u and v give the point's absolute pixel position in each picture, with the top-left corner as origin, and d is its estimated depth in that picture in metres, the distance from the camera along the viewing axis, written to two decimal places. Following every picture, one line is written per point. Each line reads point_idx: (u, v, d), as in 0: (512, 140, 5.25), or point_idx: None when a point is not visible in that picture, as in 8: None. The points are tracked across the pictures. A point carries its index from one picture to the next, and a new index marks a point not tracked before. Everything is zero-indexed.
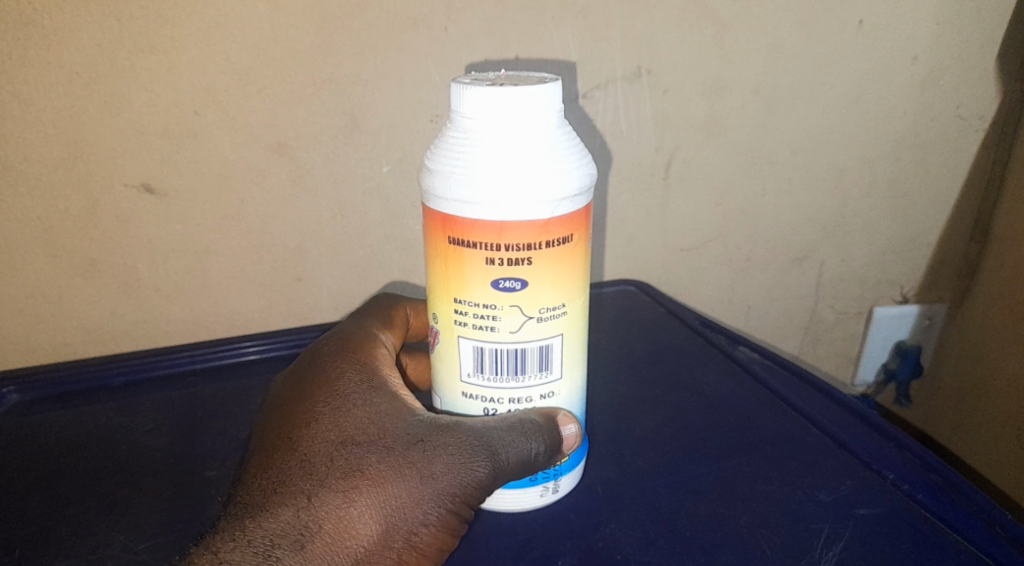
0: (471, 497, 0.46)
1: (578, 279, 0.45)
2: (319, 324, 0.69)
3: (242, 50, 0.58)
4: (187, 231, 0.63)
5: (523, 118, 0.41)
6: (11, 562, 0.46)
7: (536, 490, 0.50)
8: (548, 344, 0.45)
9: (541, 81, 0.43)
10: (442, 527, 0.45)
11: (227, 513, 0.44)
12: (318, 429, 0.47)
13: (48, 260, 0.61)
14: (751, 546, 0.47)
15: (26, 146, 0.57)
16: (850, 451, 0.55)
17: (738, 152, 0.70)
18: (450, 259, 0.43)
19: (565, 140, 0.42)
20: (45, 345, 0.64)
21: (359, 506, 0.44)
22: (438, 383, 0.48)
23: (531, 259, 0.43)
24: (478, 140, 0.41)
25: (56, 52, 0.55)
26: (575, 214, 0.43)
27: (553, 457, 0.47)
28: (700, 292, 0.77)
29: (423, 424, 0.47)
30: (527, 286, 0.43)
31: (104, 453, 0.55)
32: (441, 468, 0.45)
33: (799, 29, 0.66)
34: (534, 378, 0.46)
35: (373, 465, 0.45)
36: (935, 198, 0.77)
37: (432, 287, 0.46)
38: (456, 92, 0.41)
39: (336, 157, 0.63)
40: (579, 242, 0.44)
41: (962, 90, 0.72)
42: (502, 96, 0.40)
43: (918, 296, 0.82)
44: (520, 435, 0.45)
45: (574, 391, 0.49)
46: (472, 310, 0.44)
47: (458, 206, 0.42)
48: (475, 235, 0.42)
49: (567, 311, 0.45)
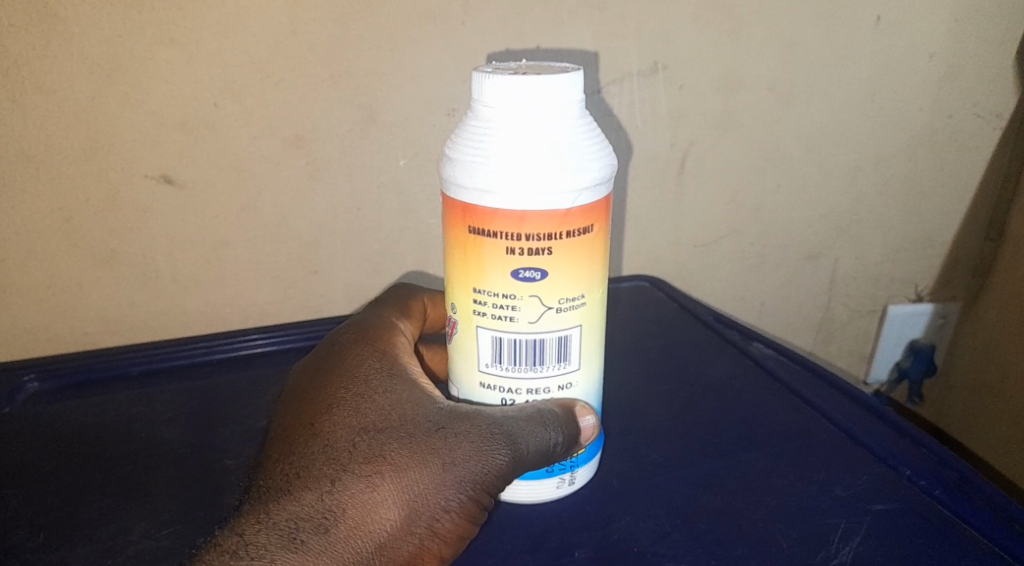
0: (492, 485, 0.46)
1: (597, 270, 0.45)
2: (334, 316, 0.69)
3: (260, 43, 0.58)
4: (205, 222, 0.63)
5: (544, 110, 0.41)
6: (34, 547, 0.47)
7: (553, 481, 0.50)
8: (567, 335, 0.45)
9: (562, 71, 0.43)
10: (463, 514, 0.45)
11: (250, 499, 0.45)
12: (340, 416, 0.47)
13: (66, 250, 0.62)
14: (765, 539, 0.48)
15: (48, 137, 0.58)
16: (867, 446, 0.55)
17: (753, 148, 0.70)
18: (470, 249, 0.44)
19: (586, 131, 0.42)
20: (63, 335, 0.65)
21: (382, 491, 0.44)
22: (456, 374, 0.49)
23: (551, 249, 0.43)
24: (499, 128, 0.41)
25: (77, 43, 0.56)
26: (595, 205, 0.43)
27: (571, 448, 0.47)
28: (713, 288, 0.77)
29: (443, 412, 0.47)
30: (547, 276, 0.44)
31: (125, 440, 0.56)
32: (462, 456, 0.45)
33: (815, 24, 0.66)
34: (552, 369, 0.46)
35: (395, 451, 0.45)
36: (950, 196, 0.77)
37: (450, 277, 0.46)
38: (477, 81, 0.42)
39: (352, 150, 0.63)
40: (598, 233, 0.44)
41: (979, 87, 0.72)
42: (521, 84, 0.40)
43: (932, 294, 0.82)
44: (539, 424, 0.45)
45: (592, 383, 0.49)
46: (491, 300, 0.44)
47: (478, 195, 0.42)
48: (495, 224, 0.42)
49: (586, 302, 0.45)
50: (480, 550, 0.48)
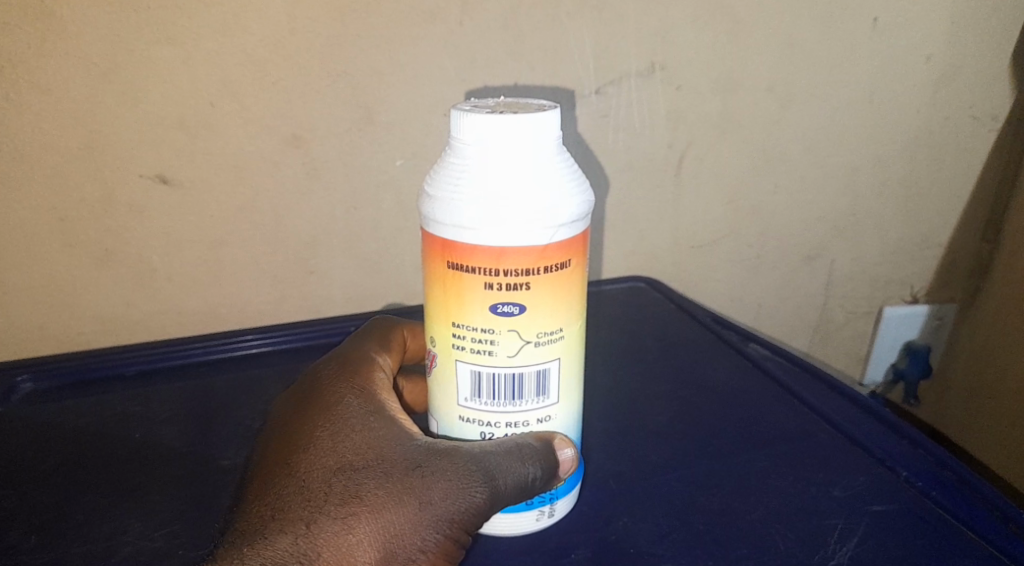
0: (470, 523, 0.45)
1: (575, 304, 0.45)
2: (330, 317, 0.69)
3: (259, 43, 0.58)
4: (201, 222, 0.63)
5: (523, 147, 0.40)
6: (29, 547, 0.46)
7: (531, 514, 0.48)
8: (545, 368, 0.45)
9: (540, 109, 0.43)
10: (441, 553, 0.44)
11: (225, 541, 0.44)
12: (317, 455, 0.46)
13: (62, 249, 0.62)
14: (765, 538, 0.48)
15: (44, 136, 0.58)
16: (864, 449, 0.55)
17: (750, 149, 0.70)
18: (449, 283, 0.43)
19: (564, 168, 0.42)
20: (59, 334, 0.65)
21: (358, 533, 0.43)
22: (435, 406, 0.48)
23: (529, 284, 0.43)
24: (476, 165, 0.41)
25: (74, 42, 0.55)
26: (573, 240, 0.43)
27: (550, 482, 0.46)
28: (709, 288, 0.77)
29: (420, 450, 0.46)
30: (525, 311, 0.43)
31: (120, 441, 0.55)
32: (439, 495, 0.45)
33: (814, 26, 0.66)
34: (530, 403, 0.46)
35: (371, 492, 0.44)
36: (946, 197, 0.77)
37: (429, 310, 0.45)
38: (454, 119, 0.41)
39: (349, 150, 0.63)
40: (576, 268, 0.44)
41: (976, 89, 0.72)
42: (498, 122, 0.40)
43: (928, 296, 0.82)
44: (518, 460, 0.45)
45: (571, 415, 0.48)
46: (470, 334, 0.44)
47: (456, 232, 0.41)
48: (474, 259, 0.42)
49: (564, 336, 0.45)
50: (479, 552, 0.48)
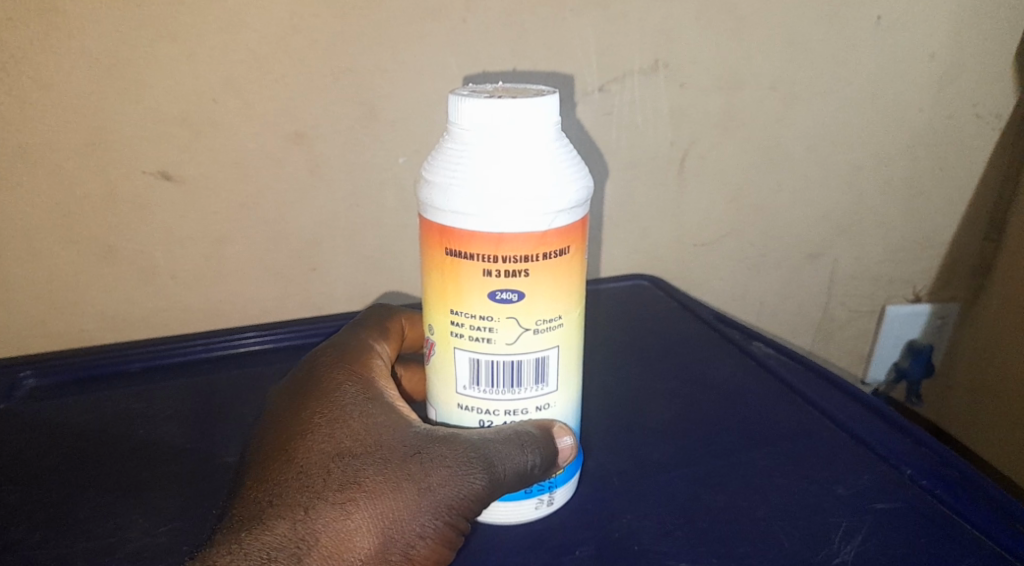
0: (468, 509, 0.45)
1: (574, 291, 0.45)
2: (333, 314, 0.69)
3: (262, 39, 0.58)
4: (204, 219, 0.63)
5: (522, 132, 0.40)
6: (32, 543, 0.46)
7: (531, 502, 0.48)
8: (544, 356, 0.45)
9: (539, 94, 0.43)
10: (439, 539, 0.44)
11: (223, 527, 0.43)
12: (315, 441, 0.46)
13: (64, 245, 0.61)
14: (769, 537, 0.48)
15: (48, 132, 0.58)
16: (869, 447, 0.55)
17: (753, 148, 0.70)
18: (447, 270, 0.43)
19: (564, 154, 0.42)
20: (61, 331, 0.65)
21: (357, 518, 0.43)
22: (433, 395, 0.48)
23: (528, 271, 0.42)
24: (475, 150, 0.40)
25: (78, 38, 0.55)
26: (572, 227, 0.43)
27: (549, 469, 0.46)
28: (712, 287, 0.77)
29: (419, 436, 0.46)
30: (524, 298, 0.43)
31: (121, 437, 0.55)
32: (438, 481, 0.45)
33: (817, 24, 0.66)
34: (530, 391, 0.46)
35: (369, 477, 0.44)
36: (948, 196, 0.77)
37: (427, 297, 0.45)
38: (453, 104, 0.41)
39: (352, 147, 0.63)
40: (575, 255, 0.44)
41: (979, 88, 0.72)
42: (497, 106, 0.40)
43: (930, 295, 0.82)
44: (516, 447, 0.45)
45: (570, 403, 0.48)
46: (468, 321, 0.44)
47: (455, 217, 0.41)
48: (472, 247, 0.42)
49: (563, 323, 0.45)
50: (480, 549, 0.48)
